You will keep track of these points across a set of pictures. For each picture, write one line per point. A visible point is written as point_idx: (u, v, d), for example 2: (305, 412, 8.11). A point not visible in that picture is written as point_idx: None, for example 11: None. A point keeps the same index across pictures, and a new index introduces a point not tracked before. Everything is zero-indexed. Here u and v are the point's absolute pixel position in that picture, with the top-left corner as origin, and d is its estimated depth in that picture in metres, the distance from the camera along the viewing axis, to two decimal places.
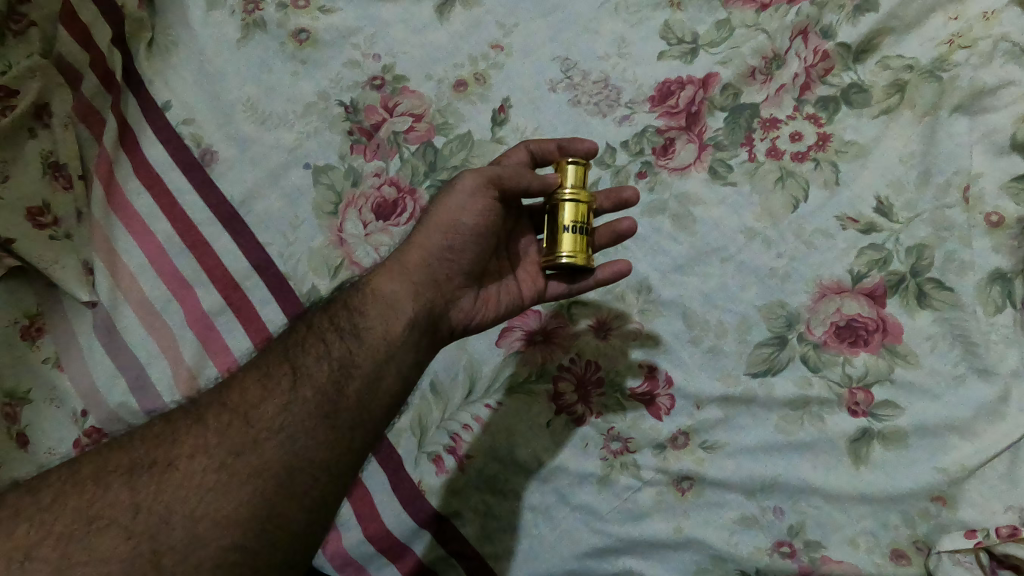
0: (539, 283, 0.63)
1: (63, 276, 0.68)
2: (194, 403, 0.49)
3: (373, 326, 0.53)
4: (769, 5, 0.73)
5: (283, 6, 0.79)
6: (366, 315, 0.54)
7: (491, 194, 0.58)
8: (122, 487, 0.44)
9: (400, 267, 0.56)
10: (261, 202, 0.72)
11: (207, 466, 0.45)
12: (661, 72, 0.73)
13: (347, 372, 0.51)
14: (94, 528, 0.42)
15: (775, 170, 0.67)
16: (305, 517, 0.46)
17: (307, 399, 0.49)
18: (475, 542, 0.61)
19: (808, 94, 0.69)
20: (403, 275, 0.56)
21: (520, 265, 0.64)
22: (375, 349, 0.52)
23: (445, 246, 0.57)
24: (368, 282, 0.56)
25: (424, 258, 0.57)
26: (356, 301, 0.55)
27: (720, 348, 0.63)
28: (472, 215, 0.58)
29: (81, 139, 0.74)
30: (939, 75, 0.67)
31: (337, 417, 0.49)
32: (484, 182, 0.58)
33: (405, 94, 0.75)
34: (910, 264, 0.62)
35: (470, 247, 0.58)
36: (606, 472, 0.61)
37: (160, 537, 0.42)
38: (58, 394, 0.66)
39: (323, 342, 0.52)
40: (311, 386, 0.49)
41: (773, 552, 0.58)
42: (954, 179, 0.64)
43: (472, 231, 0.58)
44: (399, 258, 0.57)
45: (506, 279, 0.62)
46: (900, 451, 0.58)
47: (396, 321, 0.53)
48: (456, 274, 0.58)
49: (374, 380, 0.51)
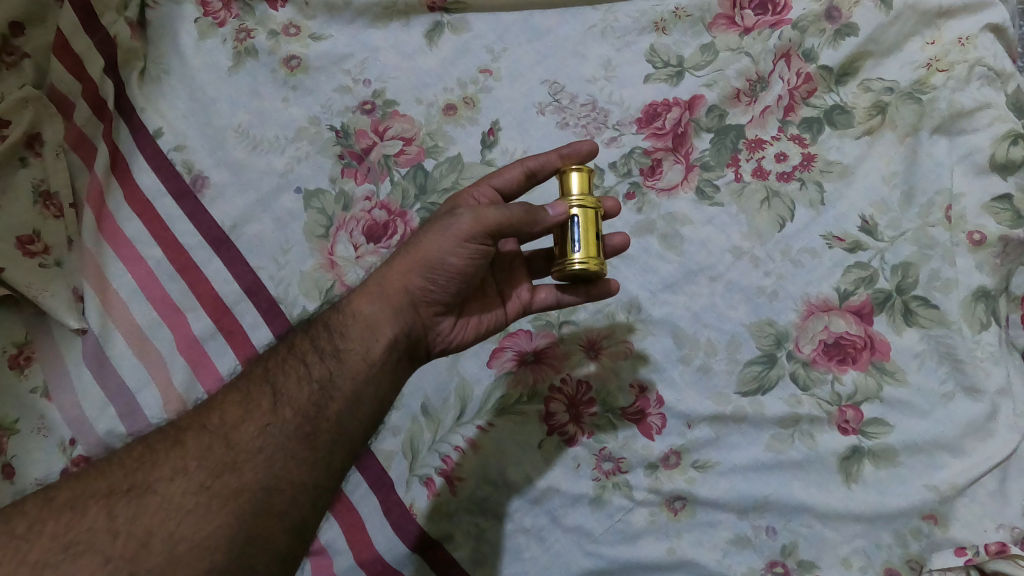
0: (525, 295, 0.64)
1: (50, 304, 0.67)
2: (174, 427, 0.51)
3: (353, 348, 0.53)
4: (752, 29, 0.74)
5: (274, 34, 0.80)
6: (347, 336, 0.54)
7: (486, 240, 0.56)
8: (101, 512, 0.46)
9: (382, 289, 0.56)
10: (251, 226, 0.72)
11: (187, 488, 0.47)
12: (648, 95, 0.74)
13: (327, 394, 0.51)
14: (71, 554, 0.44)
15: (761, 190, 0.68)
16: (284, 537, 0.48)
17: (287, 421, 0.50)
18: (467, 566, 0.61)
19: (791, 115, 0.71)
20: (383, 298, 0.56)
21: (504, 280, 0.65)
22: (356, 372, 0.53)
23: (430, 279, 0.56)
24: (348, 302, 0.56)
25: (407, 284, 0.56)
26: (336, 322, 0.55)
27: (710, 367, 0.63)
28: (461, 258, 0.56)
29: (73, 167, 0.74)
30: (919, 97, 0.68)
31: (317, 438, 0.50)
32: (477, 231, 0.55)
33: (395, 118, 0.75)
34: (896, 282, 0.63)
35: (457, 283, 0.57)
36: (599, 493, 0.61)
37: (140, 559, 0.44)
38: (46, 423, 0.65)
39: (303, 363, 0.53)
40: (291, 408, 0.51)
41: (767, 572, 0.58)
42: (936, 199, 0.65)
43: (460, 271, 0.56)
44: (380, 280, 0.57)
45: (489, 299, 0.64)
46: (890, 469, 0.58)
47: (376, 344, 0.54)
48: (439, 300, 0.58)
49: (354, 401, 0.52)
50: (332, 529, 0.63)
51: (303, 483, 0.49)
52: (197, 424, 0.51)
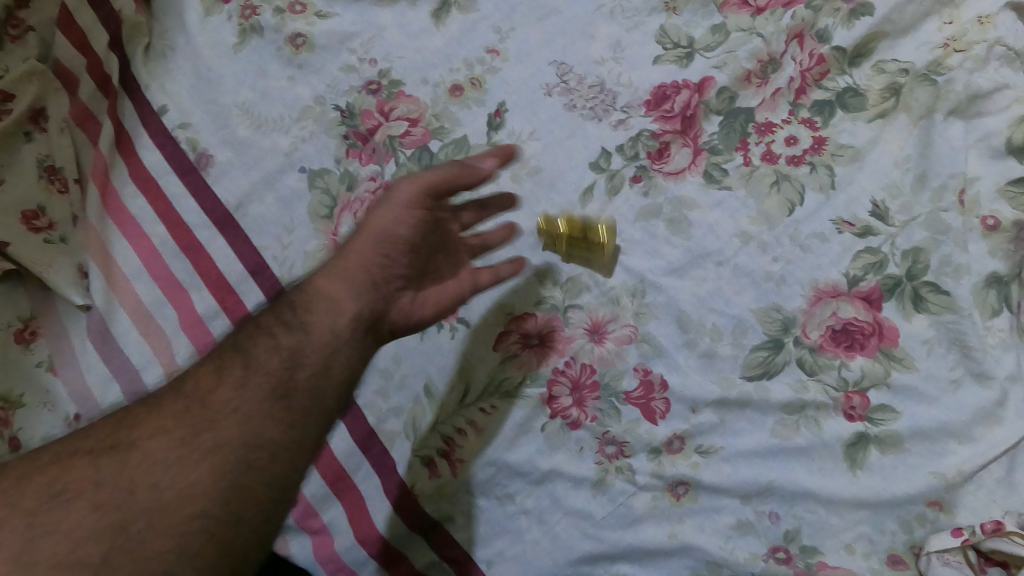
0: (477, 271, 0.61)
1: (57, 280, 0.68)
2: (151, 395, 0.51)
3: (318, 319, 0.51)
4: (765, 9, 0.72)
5: (280, 11, 0.79)
6: (311, 309, 0.52)
7: (423, 205, 0.57)
8: (85, 467, 0.47)
9: (343, 266, 0.54)
10: (256, 205, 0.72)
11: (165, 444, 0.48)
12: (657, 77, 0.73)
13: (297, 363, 0.50)
14: (60, 501, 0.46)
15: (770, 174, 0.67)
16: (267, 494, 0.47)
17: (259, 386, 0.49)
18: (467, 547, 0.62)
19: (803, 98, 0.69)
20: (343, 272, 0.53)
21: (457, 262, 0.63)
22: (323, 342, 0.50)
23: (384, 254, 0.55)
24: (312, 278, 0.54)
25: (365, 258, 0.54)
26: (299, 297, 0.53)
27: (716, 352, 0.63)
28: (408, 227, 0.56)
29: (78, 143, 0.74)
30: (935, 79, 0.67)
31: (291, 402, 0.49)
32: (417, 194, 0.57)
33: (401, 98, 0.74)
34: (906, 267, 0.62)
35: (406, 255, 0.56)
36: (601, 476, 0.61)
37: (125, 508, 0.46)
38: (52, 398, 0.66)
39: (271, 334, 0.51)
40: (261, 374, 0.50)
41: (769, 558, 0.58)
42: (950, 183, 0.63)
43: (409, 241, 0.56)
44: (340, 256, 0.54)
45: (445, 274, 0.61)
46: (897, 456, 0.58)
47: (340, 316, 0.51)
48: (397, 275, 0.56)
49: (326, 369, 0.50)
50: (334, 508, 0.65)
51: (280, 444, 0.48)
52: (174, 392, 0.50)
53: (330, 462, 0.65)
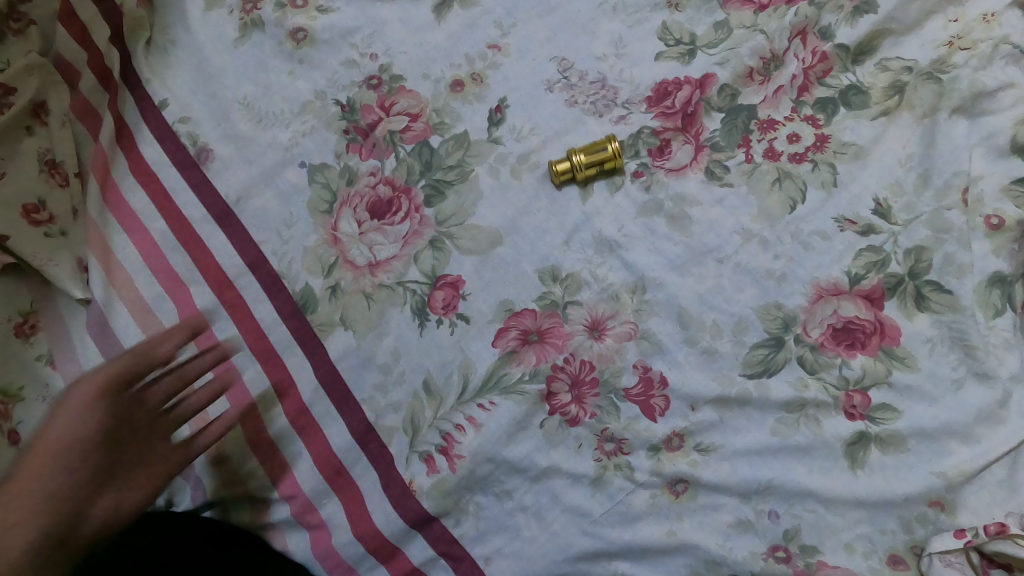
0: (185, 446, 0.58)
1: (56, 273, 0.69)
2: None
3: (31, 486, 0.49)
4: (768, 6, 0.72)
5: (281, 5, 0.78)
6: (29, 478, 0.49)
7: (118, 391, 0.55)
8: None
9: (45, 436, 0.51)
10: (256, 200, 0.72)
11: None
12: (659, 73, 0.72)
13: (16, 522, 0.47)
14: None
15: (772, 171, 0.67)
16: None
17: (17, 540, 0.46)
18: (465, 543, 0.63)
19: (806, 95, 0.69)
20: (56, 445, 0.51)
21: (196, 439, 0.59)
22: (27, 508, 0.48)
23: (85, 428, 0.52)
24: (34, 440, 0.52)
25: (67, 434, 0.52)
26: (22, 461, 0.51)
27: (716, 349, 0.62)
28: (99, 421, 0.53)
29: (79, 137, 0.75)
30: (939, 76, 0.66)
31: (31, 560, 0.46)
32: (107, 381, 0.54)
33: (402, 93, 0.74)
34: (908, 266, 0.61)
35: (99, 451, 0.53)
36: (600, 473, 0.61)
37: None
38: (51, 391, 0.68)
39: (14, 484, 0.49)
40: (14, 523, 0.47)
41: (768, 557, 0.58)
42: (954, 182, 0.63)
43: (103, 429, 0.53)
44: (47, 426, 0.52)
45: (173, 449, 0.57)
46: (898, 455, 0.58)
47: (48, 487, 0.49)
48: (99, 450, 0.53)
49: (35, 549, 0.47)
50: (332, 503, 0.65)
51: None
52: None
53: (327, 456, 0.66)
